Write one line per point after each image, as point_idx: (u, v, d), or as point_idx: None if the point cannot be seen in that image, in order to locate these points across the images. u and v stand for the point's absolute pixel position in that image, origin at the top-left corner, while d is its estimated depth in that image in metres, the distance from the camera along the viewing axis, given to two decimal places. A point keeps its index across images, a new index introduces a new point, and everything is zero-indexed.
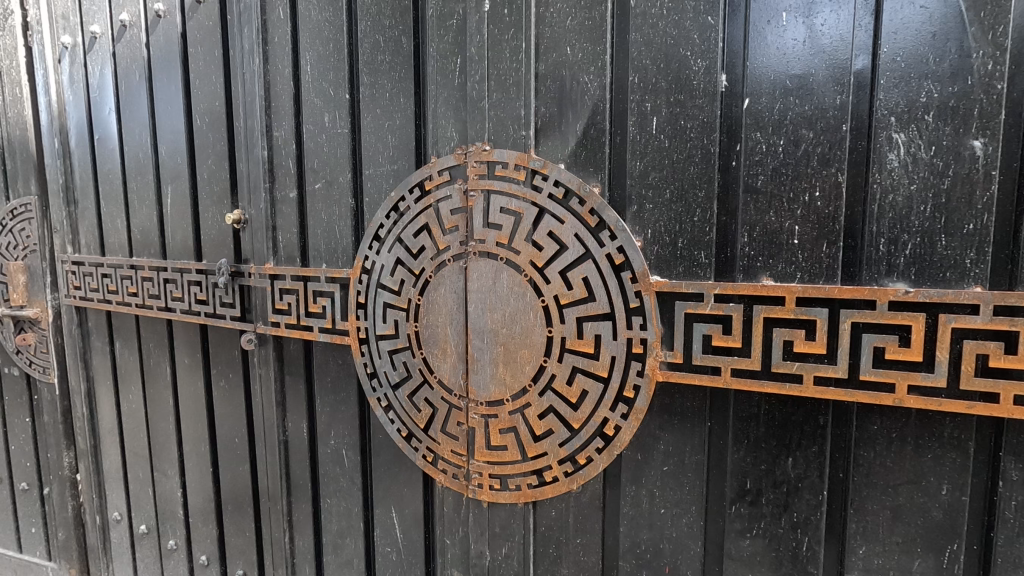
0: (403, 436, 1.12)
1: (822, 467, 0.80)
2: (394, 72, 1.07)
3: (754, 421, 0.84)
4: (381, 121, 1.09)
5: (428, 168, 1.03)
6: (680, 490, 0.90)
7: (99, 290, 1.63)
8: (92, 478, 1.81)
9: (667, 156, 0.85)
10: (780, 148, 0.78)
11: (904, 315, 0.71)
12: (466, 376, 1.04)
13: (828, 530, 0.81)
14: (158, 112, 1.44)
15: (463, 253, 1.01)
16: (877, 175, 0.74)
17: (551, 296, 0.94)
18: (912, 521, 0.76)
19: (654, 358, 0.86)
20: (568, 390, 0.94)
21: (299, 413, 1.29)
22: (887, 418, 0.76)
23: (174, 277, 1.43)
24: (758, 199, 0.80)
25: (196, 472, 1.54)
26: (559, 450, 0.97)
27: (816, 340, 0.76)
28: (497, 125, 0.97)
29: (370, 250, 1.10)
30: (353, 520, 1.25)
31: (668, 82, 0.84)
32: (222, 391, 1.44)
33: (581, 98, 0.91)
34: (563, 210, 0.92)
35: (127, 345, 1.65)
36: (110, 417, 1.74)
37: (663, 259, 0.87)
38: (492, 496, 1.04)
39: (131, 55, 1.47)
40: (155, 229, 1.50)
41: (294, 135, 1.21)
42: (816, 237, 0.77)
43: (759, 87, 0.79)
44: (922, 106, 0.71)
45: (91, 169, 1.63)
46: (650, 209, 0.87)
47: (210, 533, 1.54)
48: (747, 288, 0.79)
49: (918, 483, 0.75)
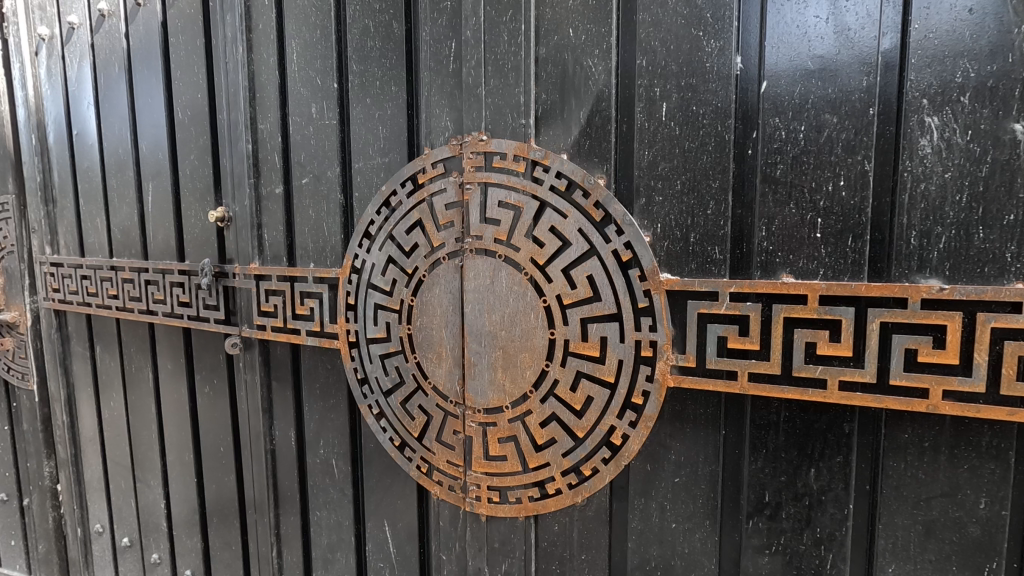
0: (396, 446, 1.05)
1: (848, 478, 0.74)
2: (385, 59, 1.01)
3: (773, 430, 0.78)
4: (371, 111, 1.03)
5: (421, 160, 0.97)
6: (692, 503, 0.84)
7: (79, 292, 1.56)
8: (73, 488, 1.74)
9: (678, 144, 0.80)
10: (801, 134, 0.73)
11: (938, 314, 0.65)
12: (463, 382, 0.97)
13: (854, 547, 0.75)
14: (139, 106, 1.38)
15: (458, 250, 0.95)
16: (907, 163, 0.68)
17: (554, 296, 0.88)
18: (946, 537, 0.70)
19: (665, 362, 0.80)
20: (572, 397, 0.88)
21: (286, 420, 1.23)
22: (919, 425, 0.70)
23: (155, 278, 1.36)
24: (777, 189, 0.75)
25: (180, 483, 1.47)
26: (562, 460, 0.90)
27: (841, 341, 0.70)
28: (494, 113, 0.91)
29: (359, 248, 1.04)
30: (344, 534, 1.18)
31: (679, 65, 0.79)
32: (207, 398, 1.38)
33: (585, 83, 0.85)
34: (566, 204, 0.86)
35: (108, 350, 1.58)
36: (92, 424, 1.67)
37: (675, 255, 0.81)
38: (491, 510, 0.97)
39: (110, 46, 1.41)
40: (135, 229, 1.43)
41: (279, 127, 1.14)
42: (840, 230, 0.72)
43: (776, 71, 0.74)
44: (958, 87, 0.65)
45: (69, 167, 1.56)
46: (660, 201, 0.81)
47: (195, 546, 1.47)
48: (766, 285, 0.73)
49: (953, 496, 0.69)
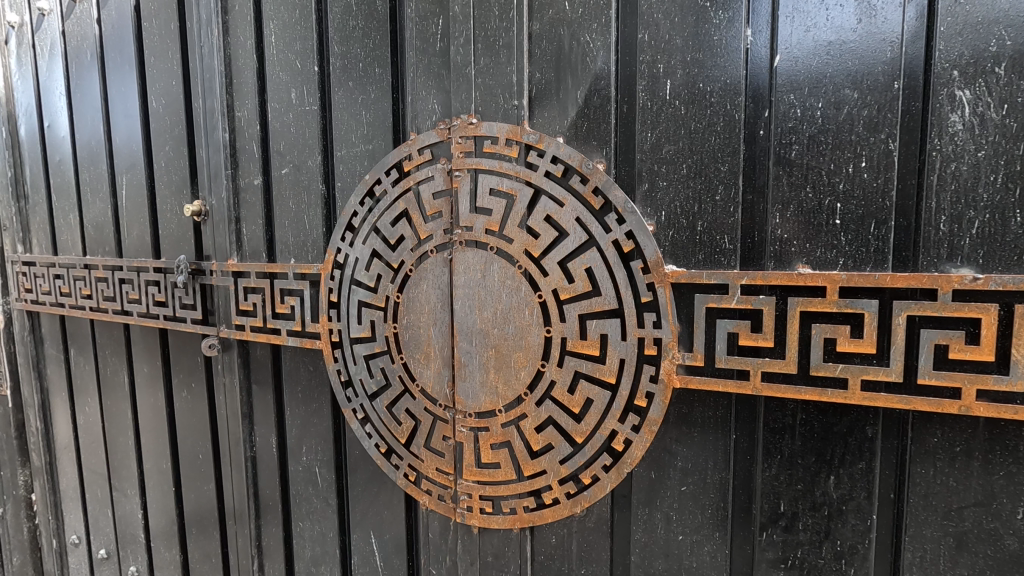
0: (382, 452, 0.99)
1: (870, 486, 0.68)
2: (368, 39, 0.95)
3: (788, 434, 0.72)
4: (354, 96, 0.97)
5: (407, 145, 0.91)
6: (700, 514, 0.77)
7: (51, 293, 1.48)
8: (48, 498, 1.66)
9: (683, 125, 0.74)
10: (818, 112, 0.67)
11: (971, 306, 0.59)
12: (452, 384, 0.91)
13: (877, 562, 0.69)
14: (111, 96, 1.31)
15: (447, 242, 0.88)
16: (935, 141, 0.62)
17: (549, 290, 0.81)
18: (979, 550, 0.64)
19: (671, 362, 0.74)
20: (570, 399, 0.82)
21: (267, 426, 1.16)
22: (950, 428, 0.64)
23: (130, 276, 1.29)
24: (792, 172, 0.69)
25: (158, 492, 1.40)
26: (560, 468, 0.84)
27: (864, 337, 0.64)
28: (485, 94, 0.85)
29: (342, 241, 0.97)
30: (329, 546, 1.11)
31: (683, 39, 0.73)
32: (185, 402, 1.30)
33: (583, 60, 0.79)
34: (563, 191, 0.80)
35: (83, 352, 1.51)
36: (66, 431, 1.60)
37: (681, 246, 0.75)
38: (484, 521, 0.91)
39: (81, 33, 1.34)
40: (109, 225, 1.36)
41: (257, 115, 1.08)
42: (862, 216, 0.66)
43: (791, 44, 0.68)
44: (992, 57, 0.59)
45: (41, 162, 1.49)
46: (664, 186, 0.75)
47: (173, 559, 1.39)
48: (780, 277, 0.67)
49: (987, 506, 0.63)
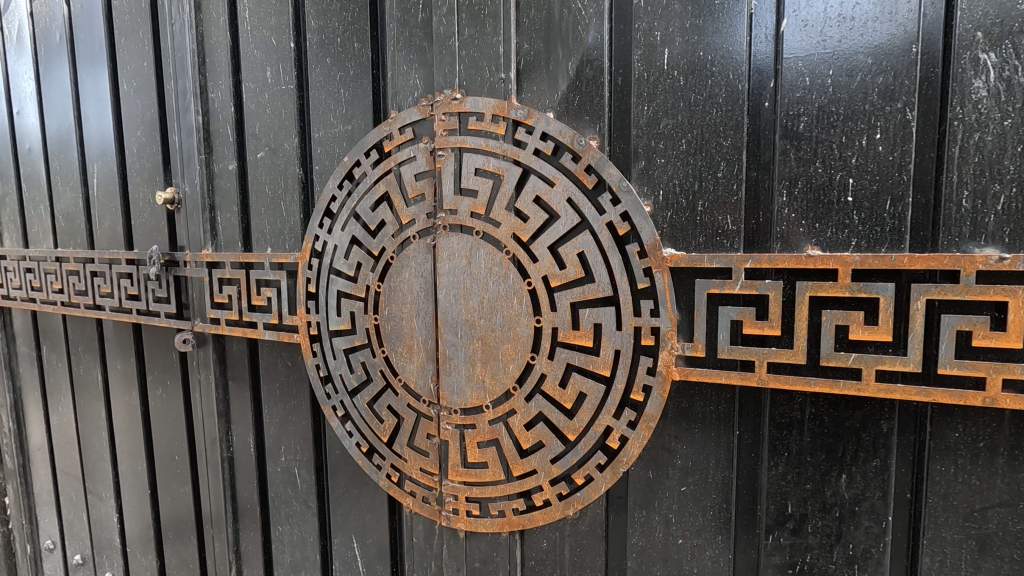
0: (363, 452, 0.93)
1: (885, 486, 0.63)
2: (346, 12, 0.89)
3: (796, 430, 0.66)
4: (332, 72, 0.91)
5: (387, 124, 0.85)
6: (701, 516, 0.72)
7: (20, 288, 1.41)
8: (23, 502, 1.60)
9: (682, 97, 0.68)
10: (829, 79, 0.62)
11: (997, 289, 0.54)
12: (436, 378, 0.86)
13: (892, 567, 0.64)
14: (81, 79, 1.24)
15: (430, 227, 0.83)
16: (958, 109, 0.57)
17: (539, 277, 0.76)
18: (1005, 554, 0.59)
19: (669, 353, 0.69)
20: (561, 394, 0.76)
21: (244, 425, 1.10)
22: (973, 423, 0.59)
23: (102, 269, 1.22)
24: (801, 146, 0.63)
25: (133, 495, 1.34)
26: (551, 467, 0.78)
27: (880, 324, 0.59)
28: (470, 68, 0.80)
29: (320, 228, 0.92)
30: (309, 551, 1.05)
31: (682, 4, 0.67)
32: (160, 401, 1.24)
33: (574, 30, 0.73)
34: (553, 170, 0.74)
35: (55, 350, 1.44)
36: (40, 432, 1.53)
37: (680, 227, 0.70)
38: (470, 525, 0.85)
39: (50, 13, 1.27)
40: (81, 217, 1.29)
41: (231, 96, 1.02)
42: (877, 192, 0.60)
43: (800, 6, 0.63)
44: (1020, 16, 0.54)
45: (10, 150, 1.42)
46: (661, 164, 0.70)
47: (149, 565, 1.33)
48: (788, 260, 0.61)
49: (1014, 506, 0.58)
